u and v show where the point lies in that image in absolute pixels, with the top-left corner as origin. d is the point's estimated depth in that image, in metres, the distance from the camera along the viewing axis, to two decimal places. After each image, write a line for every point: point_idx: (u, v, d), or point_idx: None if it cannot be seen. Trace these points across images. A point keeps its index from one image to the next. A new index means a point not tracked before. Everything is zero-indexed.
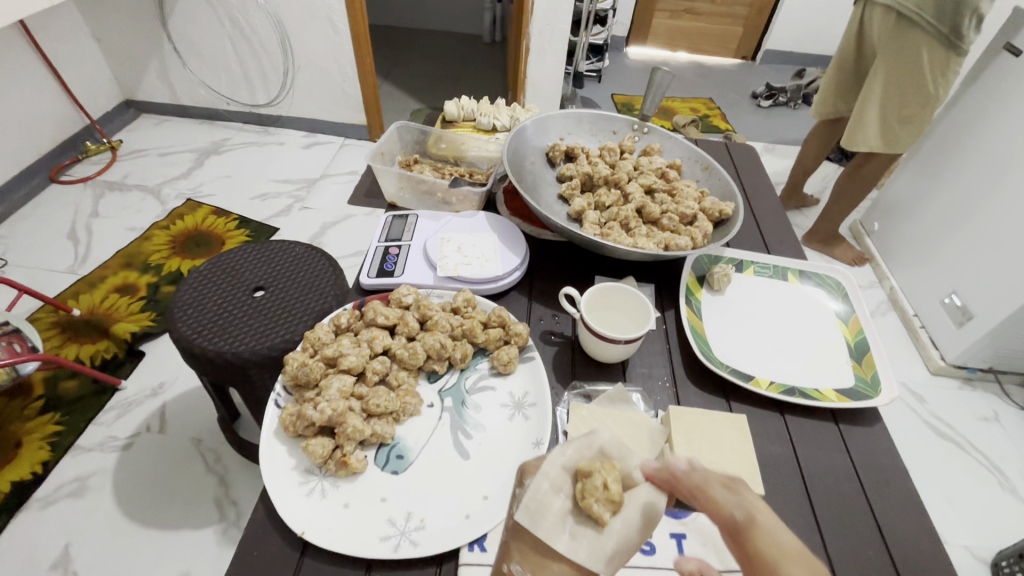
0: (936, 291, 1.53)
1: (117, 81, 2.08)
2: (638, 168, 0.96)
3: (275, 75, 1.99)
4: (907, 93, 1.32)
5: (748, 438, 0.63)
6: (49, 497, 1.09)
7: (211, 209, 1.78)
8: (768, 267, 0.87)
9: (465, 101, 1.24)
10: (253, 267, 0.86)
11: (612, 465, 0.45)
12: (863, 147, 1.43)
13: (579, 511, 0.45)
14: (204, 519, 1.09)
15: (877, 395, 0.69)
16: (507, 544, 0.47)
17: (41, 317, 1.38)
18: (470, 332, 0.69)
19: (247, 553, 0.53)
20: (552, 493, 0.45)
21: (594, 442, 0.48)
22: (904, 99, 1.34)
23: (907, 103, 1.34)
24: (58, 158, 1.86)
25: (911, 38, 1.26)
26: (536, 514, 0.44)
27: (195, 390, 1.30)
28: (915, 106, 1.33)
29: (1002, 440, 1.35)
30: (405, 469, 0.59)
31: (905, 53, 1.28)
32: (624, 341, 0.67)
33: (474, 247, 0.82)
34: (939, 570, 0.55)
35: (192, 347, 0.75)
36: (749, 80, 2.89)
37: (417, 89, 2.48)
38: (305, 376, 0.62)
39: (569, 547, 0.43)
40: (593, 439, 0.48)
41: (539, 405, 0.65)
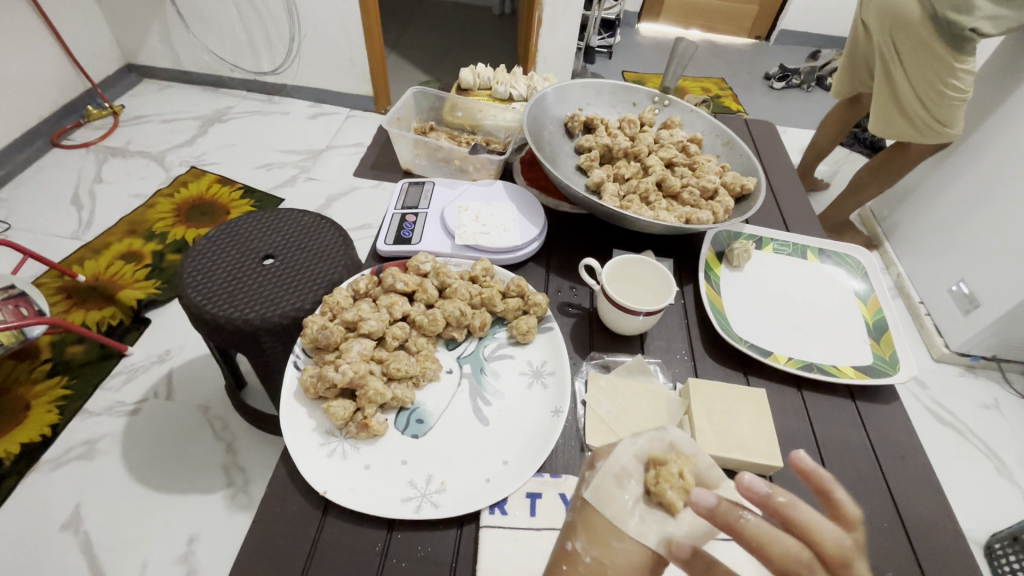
0: (944, 278, 1.53)
1: (118, 43, 2.03)
2: (658, 141, 0.94)
3: (280, 41, 1.94)
4: (925, 91, 1.30)
5: (767, 411, 0.62)
6: (59, 459, 1.10)
7: (216, 177, 1.76)
8: (788, 245, 0.86)
9: (481, 68, 1.22)
10: (262, 235, 0.84)
11: (686, 458, 0.45)
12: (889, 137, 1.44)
13: (649, 499, 0.45)
14: (211, 484, 1.10)
15: (896, 372, 0.69)
16: (570, 523, 0.47)
17: (46, 282, 1.37)
18: (489, 301, 0.69)
19: (270, 510, 0.53)
20: (620, 484, 0.45)
21: (664, 436, 0.47)
22: (921, 92, 1.31)
23: (925, 101, 1.31)
24: (60, 122, 1.83)
25: (923, 39, 1.24)
26: (603, 495, 0.45)
27: (202, 357, 1.30)
28: (935, 104, 1.30)
29: (1002, 427, 1.36)
30: (425, 433, 0.59)
31: (920, 53, 1.26)
32: (645, 313, 0.66)
33: (492, 217, 0.81)
34: (953, 545, 0.55)
35: (202, 314, 0.74)
36: (762, 60, 2.83)
37: (424, 61, 2.43)
38: (325, 339, 0.61)
39: (638, 529, 0.43)
40: (663, 433, 0.47)
41: (557, 373, 0.65)
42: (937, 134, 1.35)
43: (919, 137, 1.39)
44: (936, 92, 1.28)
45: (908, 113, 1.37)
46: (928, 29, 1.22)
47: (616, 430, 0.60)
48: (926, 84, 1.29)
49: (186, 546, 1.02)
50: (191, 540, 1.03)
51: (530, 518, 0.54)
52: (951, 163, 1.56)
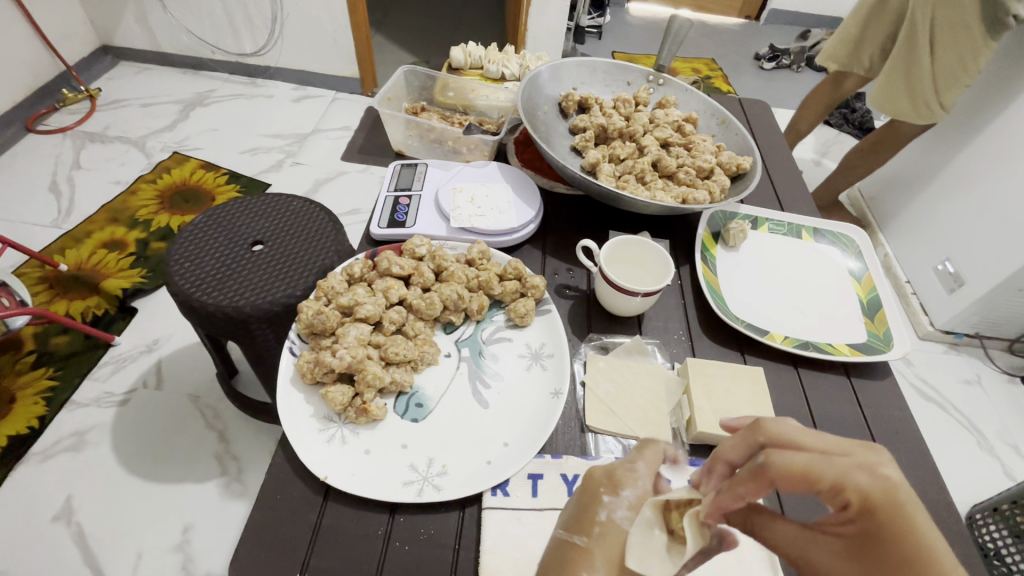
0: (931, 258, 1.55)
1: (93, 24, 1.96)
2: (653, 121, 0.93)
3: (262, 22, 1.88)
4: (942, 68, 1.30)
5: (764, 389, 0.63)
6: (47, 451, 1.08)
7: (200, 163, 1.71)
8: (783, 224, 0.86)
9: (472, 47, 1.20)
10: (250, 221, 0.82)
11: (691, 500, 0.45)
12: (887, 109, 1.43)
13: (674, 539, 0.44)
14: (205, 473, 1.09)
15: (890, 350, 0.70)
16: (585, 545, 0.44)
17: (27, 272, 1.34)
18: (486, 284, 0.68)
19: (271, 496, 0.52)
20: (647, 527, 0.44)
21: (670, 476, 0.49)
22: (936, 70, 1.31)
23: (937, 80, 1.31)
24: (34, 106, 1.77)
25: (967, 16, 1.22)
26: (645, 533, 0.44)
27: (191, 346, 1.28)
28: (946, 82, 1.31)
29: (983, 402, 1.39)
30: (424, 417, 0.59)
31: (958, 28, 1.24)
32: (642, 294, 0.66)
33: (488, 198, 0.80)
34: (941, 513, 0.57)
35: (190, 302, 0.73)
36: (753, 40, 2.81)
37: (410, 42, 2.37)
38: (321, 324, 0.60)
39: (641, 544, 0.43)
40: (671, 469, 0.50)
41: (556, 356, 0.65)
42: (931, 115, 1.37)
43: (914, 115, 1.39)
44: (953, 74, 1.29)
45: (913, 87, 1.36)
46: (976, 7, 1.20)
47: (615, 410, 0.61)
48: (949, 60, 1.28)
49: (181, 535, 1.02)
50: (187, 529, 1.02)
51: (532, 499, 0.54)
52: (936, 143, 1.57)
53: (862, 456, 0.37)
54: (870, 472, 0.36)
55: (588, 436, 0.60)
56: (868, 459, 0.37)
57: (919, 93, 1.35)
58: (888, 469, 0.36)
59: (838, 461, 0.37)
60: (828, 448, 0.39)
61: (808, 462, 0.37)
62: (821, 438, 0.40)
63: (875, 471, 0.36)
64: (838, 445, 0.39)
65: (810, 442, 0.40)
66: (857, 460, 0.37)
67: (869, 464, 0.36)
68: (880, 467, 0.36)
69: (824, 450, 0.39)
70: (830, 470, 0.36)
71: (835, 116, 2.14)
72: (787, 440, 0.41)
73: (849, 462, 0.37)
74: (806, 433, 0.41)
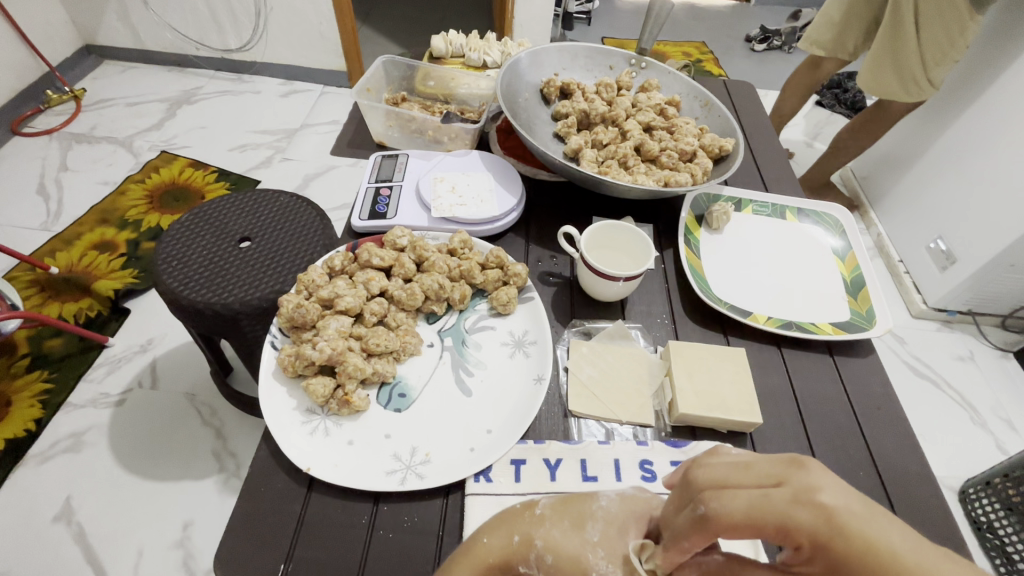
0: (923, 236, 1.54)
1: (75, 23, 1.93)
2: (636, 105, 0.92)
3: (245, 16, 1.86)
4: (930, 46, 1.28)
5: (746, 369, 0.63)
6: (45, 453, 1.09)
7: (188, 161, 1.70)
8: (767, 205, 0.86)
9: (453, 35, 1.19)
10: (236, 217, 0.82)
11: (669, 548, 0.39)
12: (876, 91, 1.42)
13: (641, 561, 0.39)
14: (202, 470, 1.10)
15: (872, 327, 0.70)
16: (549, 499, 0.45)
17: (18, 275, 1.33)
18: (468, 273, 0.68)
19: (255, 489, 0.53)
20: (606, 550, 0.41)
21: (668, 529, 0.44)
22: (924, 48, 1.30)
23: (925, 58, 1.30)
24: (18, 108, 1.75)
25: None
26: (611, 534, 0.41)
27: (185, 345, 1.29)
28: (935, 60, 1.30)
29: (976, 378, 1.40)
30: (407, 407, 0.59)
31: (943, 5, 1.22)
32: (624, 279, 0.66)
33: (469, 187, 0.79)
34: (923, 488, 0.57)
35: (179, 300, 0.72)
36: (744, 22, 2.78)
37: (397, 33, 2.35)
38: (301, 317, 0.60)
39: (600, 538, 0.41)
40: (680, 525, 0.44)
41: (539, 343, 0.65)
42: (920, 93, 1.36)
43: (903, 94, 1.38)
44: (941, 50, 1.28)
45: (902, 68, 1.35)
46: None
47: (598, 394, 0.61)
48: (937, 38, 1.27)
49: (181, 531, 1.02)
50: (187, 526, 1.03)
51: (515, 484, 0.54)
52: (927, 121, 1.56)
53: (798, 482, 0.31)
54: (807, 502, 0.30)
55: (571, 421, 0.60)
56: (802, 485, 0.31)
57: (907, 72, 1.34)
58: (824, 493, 0.30)
59: (775, 495, 0.31)
60: (761, 482, 0.32)
61: (747, 509, 0.31)
62: (751, 469, 0.33)
63: (812, 500, 0.30)
64: (769, 474, 0.32)
65: (740, 480, 0.33)
66: (790, 491, 0.31)
67: (804, 492, 0.30)
68: (816, 490, 0.30)
69: (757, 485, 0.32)
70: (772, 515, 0.30)
71: (827, 97, 2.13)
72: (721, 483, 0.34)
73: (784, 497, 0.30)
74: (735, 467, 0.34)
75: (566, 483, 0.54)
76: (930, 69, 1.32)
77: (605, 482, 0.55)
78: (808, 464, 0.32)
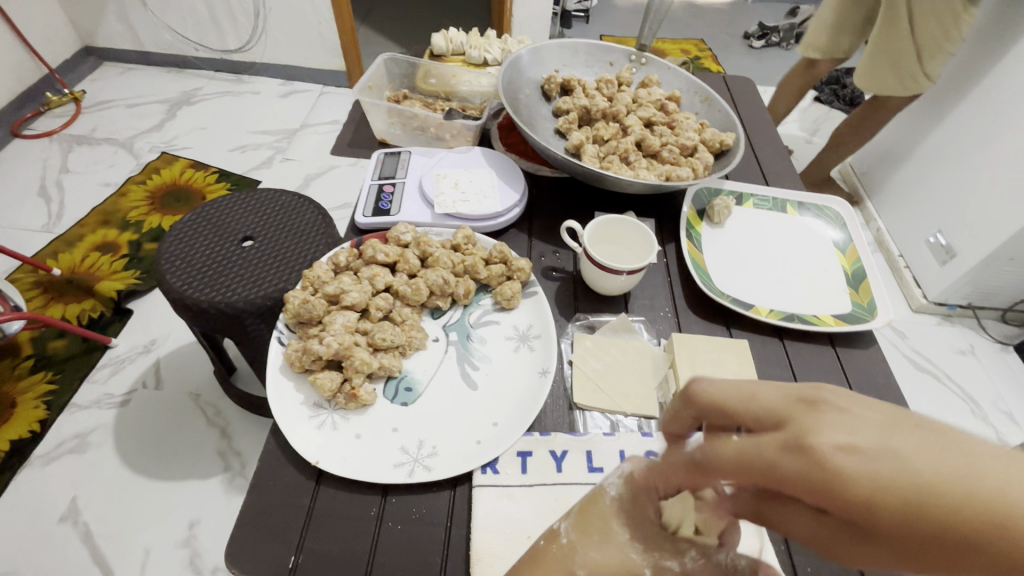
0: (923, 231, 1.55)
1: (74, 25, 1.93)
2: (636, 101, 0.93)
3: (244, 17, 1.86)
4: (925, 42, 1.29)
5: (749, 360, 0.63)
6: (50, 454, 1.09)
7: (189, 162, 1.70)
8: (768, 199, 0.86)
9: (453, 33, 1.20)
10: (239, 216, 0.82)
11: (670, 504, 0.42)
12: (875, 89, 1.42)
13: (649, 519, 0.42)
14: (208, 469, 1.11)
15: (874, 318, 0.71)
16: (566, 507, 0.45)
17: (20, 277, 1.33)
18: (471, 269, 0.69)
19: (264, 482, 0.53)
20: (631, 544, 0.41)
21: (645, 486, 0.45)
22: (920, 44, 1.30)
23: (922, 53, 1.31)
24: (19, 111, 1.75)
25: None
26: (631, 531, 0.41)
27: (188, 344, 1.29)
28: (931, 54, 1.31)
29: (977, 371, 1.41)
30: (414, 400, 0.59)
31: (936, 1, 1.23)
32: (627, 272, 0.66)
33: (472, 184, 0.80)
34: None
35: (184, 299, 0.73)
36: (742, 18, 2.79)
37: (396, 32, 2.35)
38: (308, 313, 0.61)
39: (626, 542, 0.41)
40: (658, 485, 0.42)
41: (544, 337, 0.66)
42: (918, 87, 1.37)
43: (902, 89, 1.39)
44: (936, 44, 1.29)
45: (899, 65, 1.35)
46: None
47: (603, 387, 0.61)
48: (932, 34, 1.27)
49: (187, 530, 1.03)
50: (193, 524, 1.04)
51: (521, 475, 0.54)
52: (926, 116, 1.56)
53: (798, 425, 0.26)
54: (793, 450, 0.26)
55: (576, 414, 0.61)
56: (802, 426, 0.26)
57: (904, 70, 1.35)
58: (822, 434, 0.25)
59: (763, 441, 0.27)
60: (761, 422, 0.29)
61: (737, 459, 0.28)
62: (750, 405, 0.29)
63: (808, 447, 0.25)
64: (770, 413, 0.28)
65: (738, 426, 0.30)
66: (783, 435, 0.26)
67: (796, 437, 0.26)
68: (812, 433, 0.26)
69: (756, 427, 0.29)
70: (757, 464, 0.27)
71: (825, 92, 2.14)
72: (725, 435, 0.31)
73: (774, 443, 0.27)
74: (740, 397, 0.30)
75: (572, 475, 0.55)
76: (927, 64, 1.33)
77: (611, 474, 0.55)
78: (819, 403, 0.27)
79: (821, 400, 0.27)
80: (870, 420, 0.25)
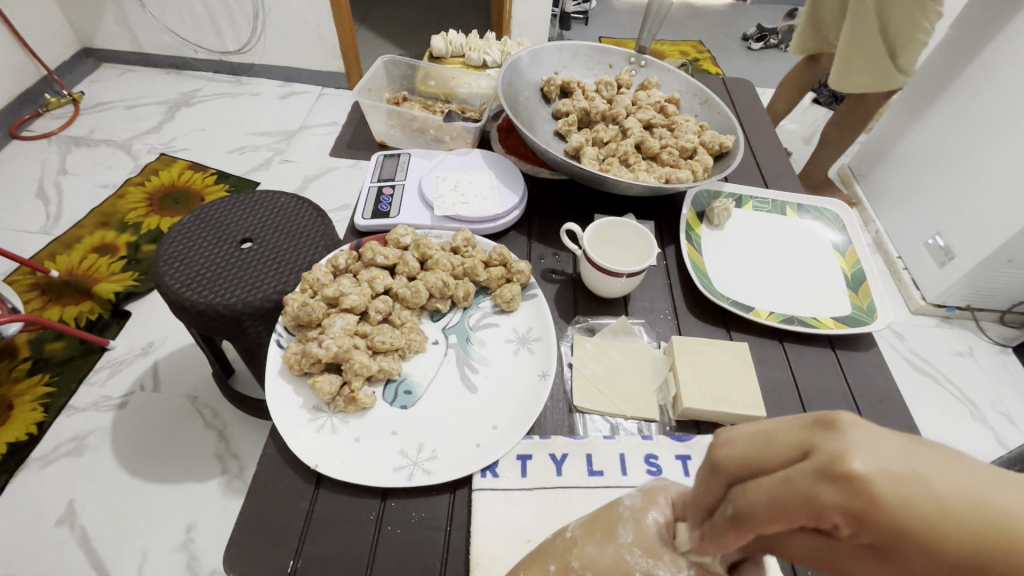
0: (921, 233, 1.55)
1: (72, 27, 1.93)
2: (636, 103, 0.93)
3: (243, 19, 1.86)
4: (895, 36, 1.29)
5: (750, 363, 0.63)
6: (47, 457, 1.09)
7: (187, 164, 1.70)
8: (767, 202, 0.86)
9: (452, 35, 1.21)
10: (238, 218, 0.82)
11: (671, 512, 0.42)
12: (851, 88, 1.41)
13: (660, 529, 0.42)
14: (206, 472, 1.10)
15: (873, 321, 0.71)
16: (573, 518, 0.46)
17: (18, 279, 1.33)
18: (471, 271, 0.69)
19: (263, 486, 0.53)
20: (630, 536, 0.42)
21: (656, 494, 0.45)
22: (891, 39, 1.30)
23: (894, 48, 1.31)
24: (17, 112, 1.75)
25: None
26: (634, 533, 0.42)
27: (187, 346, 1.29)
28: (902, 48, 1.31)
29: (975, 373, 1.41)
30: (413, 404, 0.59)
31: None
32: (626, 275, 0.66)
33: (471, 186, 0.80)
34: None
35: (182, 301, 0.73)
36: (740, 20, 2.79)
37: (395, 34, 2.35)
38: (307, 316, 0.61)
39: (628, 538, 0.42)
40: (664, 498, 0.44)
41: (543, 339, 0.66)
42: (896, 83, 1.37)
43: (878, 85, 1.38)
44: (906, 38, 1.29)
45: (872, 61, 1.35)
46: None
47: (603, 389, 0.61)
48: (901, 28, 1.27)
49: (185, 533, 1.03)
50: (190, 528, 1.03)
51: (521, 479, 0.54)
52: (924, 118, 1.57)
53: (829, 450, 0.25)
54: (832, 478, 0.24)
55: (576, 417, 0.61)
56: (832, 451, 0.25)
57: (877, 68, 1.35)
58: (856, 457, 0.24)
59: (797, 474, 0.26)
60: (787, 458, 0.27)
61: (769, 500, 0.26)
62: (772, 442, 0.28)
63: (846, 474, 0.24)
64: (795, 445, 0.27)
65: (767, 458, 0.28)
66: (815, 463, 0.25)
67: (832, 463, 0.25)
68: (848, 456, 0.24)
69: (784, 462, 0.27)
70: (794, 495, 0.25)
71: (824, 94, 2.14)
72: (751, 468, 0.29)
73: (808, 473, 0.25)
74: (760, 439, 0.29)
75: (572, 478, 0.55)
76: (900, 58, 1.33)
77: (611, 477, 0.55)
78: (840, 424, 0.26)
79: (840, 421, 0.26)
80: (894, 442, 0.24)
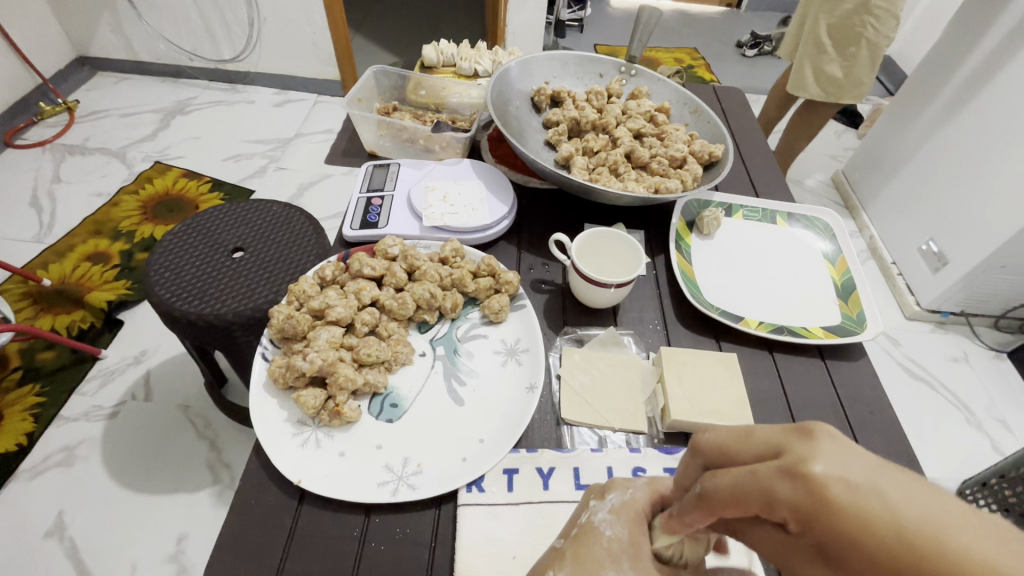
0: (915, 239, 1.55)
1: (68, 35, 1.93)
2: (626, 112, 0.93)
3: (239, 28, 1.86)
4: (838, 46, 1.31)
5: (738, 374, 0.63)
6: (37, 468, 1.08)
7: (182, 171, 1.70)
8: (757, 211, 0.86)
9: (444, 44, 1.21)
10: (229, 227, 0.82)
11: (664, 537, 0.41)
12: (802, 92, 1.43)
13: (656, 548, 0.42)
14: (197, 482, 1.09)
15: (863, 331, 0.70)
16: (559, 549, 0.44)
17: (10, 288, 1.32)
18: (459, 282, 0.68)
19: (246, 502, 0.52)
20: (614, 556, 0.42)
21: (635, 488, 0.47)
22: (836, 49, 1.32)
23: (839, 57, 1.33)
24: (11, 120, 1.74)
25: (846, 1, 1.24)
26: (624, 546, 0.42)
27: (179, 356, 1.28)
28: (846, 59, 1.33)
29: (970, 379, 1.41)
30: (399, 417, 0.59)
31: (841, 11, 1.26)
32: (615, 286, 0.66)
33: (461, 196, 0.80)
34: None
35: (172, 311, 0.72)
36: (735, 28, 2.81)
37: (391, 41, 2.36)
38: (292, 328, 0.60)
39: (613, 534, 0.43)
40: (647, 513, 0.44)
41: (531, 350, 0.65)
42: (846, 91, 1.38)
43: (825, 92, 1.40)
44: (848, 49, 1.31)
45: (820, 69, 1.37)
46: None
47: (591, 402, 0.61)
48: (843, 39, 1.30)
49: (175, 545, 1.01)
50: (181, 539, 1.02)
51: (507, 493, 0.54)
52: (916, 125, 1.57)
53: (795, 453, 0.26)
54: (792, 476, 0.25)
55: (564, 429, 0.60)
56: (798, 454, 0.26)
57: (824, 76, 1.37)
58: (818, 461, 0.25)
59: (759, 469, 0.27)
60: (759, 453, 0.28)
61: (731, 485, 0.28)
62: (752, 435, 0.29)
63: (804, 474, 0.25)
64: (768, 444, 0.28)
65: (742, 451, 0.29)
66: (781, 462, 0.26)
67: (794, 464, 0.25)
68: (810, 460, 0.25)
69: (754, 457, 0.28)
70: (754, 489, 0.27)
71: None
72: (722, 450, 0.31)
73: (772, 469, 0.26)
74: (738, 432, 0.30)
75: (559, 493, 0.54)
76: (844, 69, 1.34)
77: None
78: (814, 431, 0.26)
79: (816, 430, 0.26)
80: (863, 456, 0.25)
